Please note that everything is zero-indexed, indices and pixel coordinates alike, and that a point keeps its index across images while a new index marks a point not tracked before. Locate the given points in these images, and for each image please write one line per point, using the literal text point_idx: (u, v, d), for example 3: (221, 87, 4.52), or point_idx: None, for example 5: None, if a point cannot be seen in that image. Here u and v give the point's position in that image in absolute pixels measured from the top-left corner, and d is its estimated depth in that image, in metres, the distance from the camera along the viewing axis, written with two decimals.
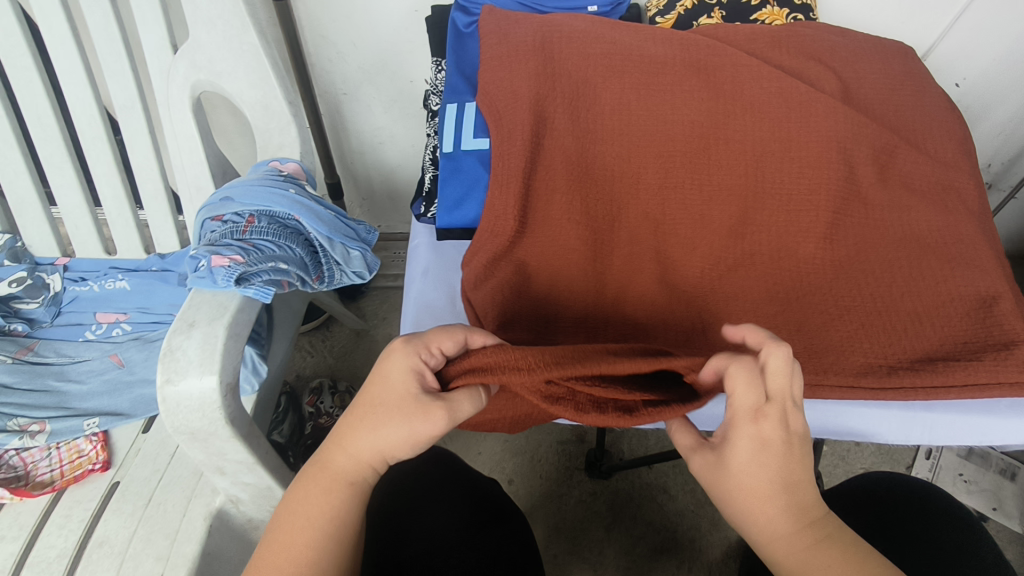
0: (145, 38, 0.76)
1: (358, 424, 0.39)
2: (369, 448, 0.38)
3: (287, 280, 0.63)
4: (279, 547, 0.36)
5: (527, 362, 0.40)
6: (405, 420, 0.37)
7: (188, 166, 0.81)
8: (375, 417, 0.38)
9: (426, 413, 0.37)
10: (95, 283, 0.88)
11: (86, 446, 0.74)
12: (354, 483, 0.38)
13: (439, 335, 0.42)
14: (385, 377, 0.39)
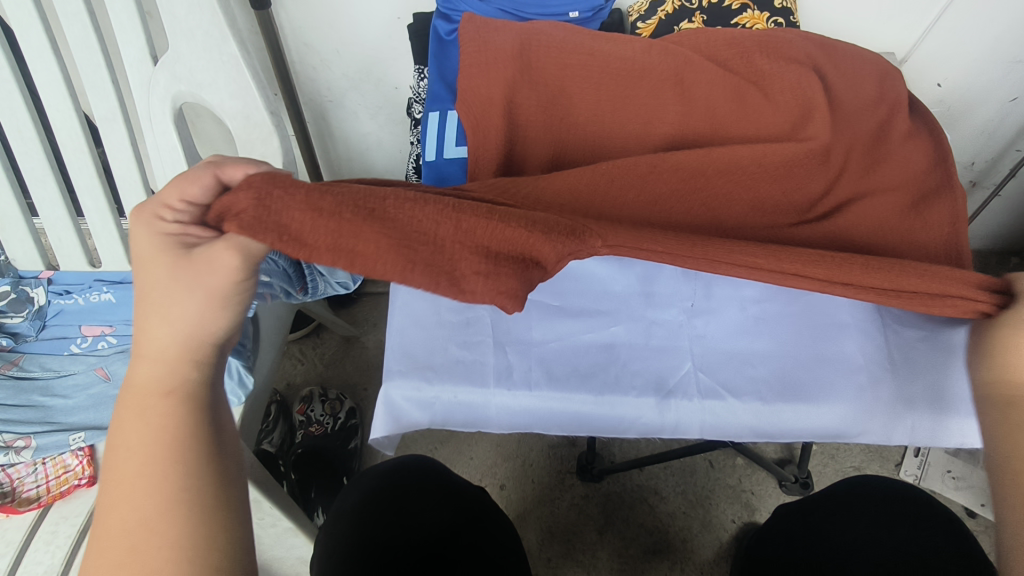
0: (124, 49, 0.75)
1: (151, 322, 0.38)
2: (171, 336, 0.38)
3: (270, 292, 0.63)
4: (119, 470, 0.36)
5: (314, 220, 0.38)
6: (183, 287, 0.38)
7: (171, 177, 0.81)
8: (161, 303, 0.38)
9: (207, 261, 0.37)
10: (79, 296, 0.88)
11: (72, 461, 0.72)
12: (173, 386, 0.37)
13: (173, 187, 0.41)
14: (145, 260, 0.39)
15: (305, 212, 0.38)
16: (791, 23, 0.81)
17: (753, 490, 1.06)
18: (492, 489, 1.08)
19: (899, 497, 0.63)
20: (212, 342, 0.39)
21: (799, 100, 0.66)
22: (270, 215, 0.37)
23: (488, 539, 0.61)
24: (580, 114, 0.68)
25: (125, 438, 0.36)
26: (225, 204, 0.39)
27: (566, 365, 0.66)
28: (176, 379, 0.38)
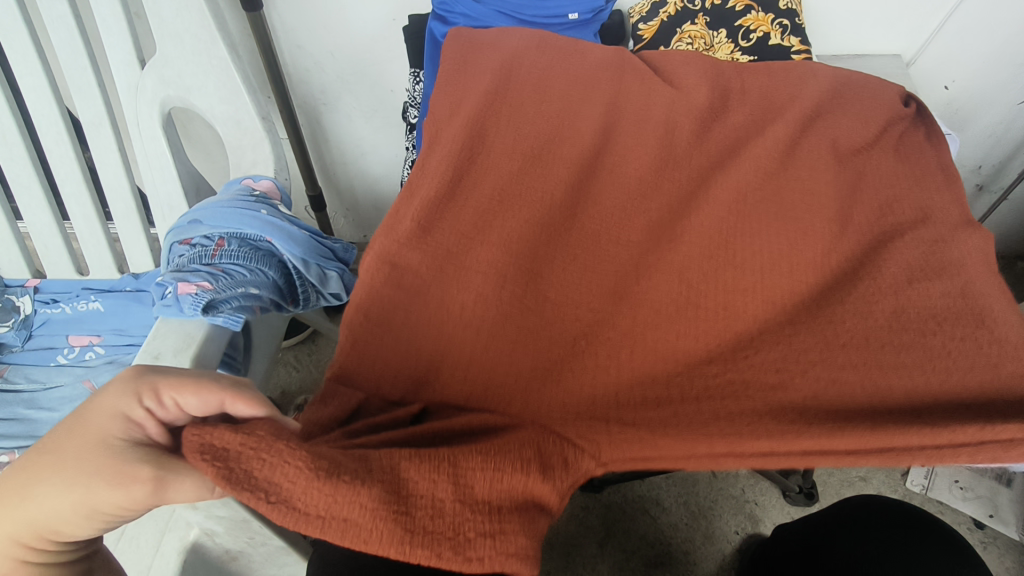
0: (110, 53, 0.73)
1: (24, 496, 0.35)
2: (37, 521, 0.35)
3: (260, 305, 0.60)
4: None
5: (311, 473, 0.35)
6: (81, 485, 0.34)
7: (159, 184, 0.79)
8: (51, 480, 0.35)
9: (123, 482, 0.34)
10: (67, 305, 0.86)
11: None
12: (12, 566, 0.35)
13: (177, 385, 0.39)
14: (82, 426, 0.36)
15: (298, 470, 0.35)
16: (797, 24, 0.79)
17: (757, 501, 1.04)
18: None
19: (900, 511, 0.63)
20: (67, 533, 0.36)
21: (785, 129, 0.68)
22: (264, 472, 0.35)
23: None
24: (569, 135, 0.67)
25: None
26: (220, 445, 0.35)
27: None
28: (11, 559, 0.35)
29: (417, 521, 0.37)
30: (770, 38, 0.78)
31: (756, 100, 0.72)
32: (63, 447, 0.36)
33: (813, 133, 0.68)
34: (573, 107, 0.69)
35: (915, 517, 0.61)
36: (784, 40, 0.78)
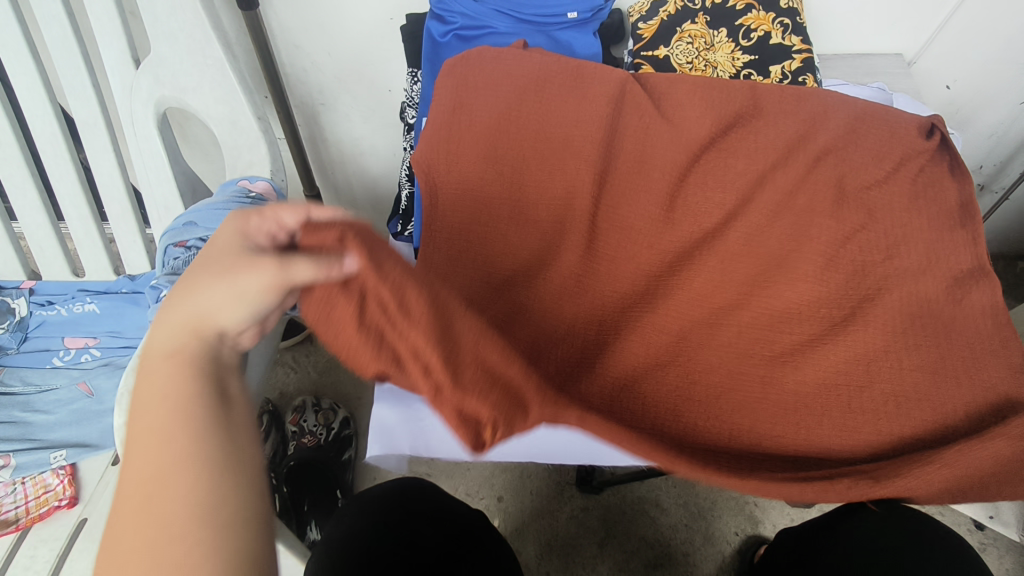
0: (105, 53, 0.72)
1: (183, 288, 0.38)
2: (196, 307, 0.37)
3: None
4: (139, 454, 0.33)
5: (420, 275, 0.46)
6: (227, 270, 0.38)
7: (155, 185, 0.78)
8: (202, 272, 0.38)
9: (253, 260, 0.38)
10: (62, 307, 0.85)
11: (52, 480, 0.71)
12: (181, 351, 0.36)
13: (278, 207, 0.42)
14: (211, 242, 0.40)
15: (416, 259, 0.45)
16: (799, 23, 0.77)
17: (757, 502, 1.04)
18: (488, 502, 1.05)
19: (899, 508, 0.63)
20: (220, 325, 0.38)
21: (786, 134, 0.67)
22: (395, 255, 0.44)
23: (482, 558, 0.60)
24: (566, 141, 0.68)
25: (137, 441, 0.33)
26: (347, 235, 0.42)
27: None
28: (178, 342, 0.37)
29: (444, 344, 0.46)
30: (771, 36, 0.77)
31: (765, 97, 0.69)
32: (204, 254, 0.39)
33: (814, 138, 0.67)
34: (571, 108, 0.68)
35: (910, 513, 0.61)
36: (786, 40, 0.77)
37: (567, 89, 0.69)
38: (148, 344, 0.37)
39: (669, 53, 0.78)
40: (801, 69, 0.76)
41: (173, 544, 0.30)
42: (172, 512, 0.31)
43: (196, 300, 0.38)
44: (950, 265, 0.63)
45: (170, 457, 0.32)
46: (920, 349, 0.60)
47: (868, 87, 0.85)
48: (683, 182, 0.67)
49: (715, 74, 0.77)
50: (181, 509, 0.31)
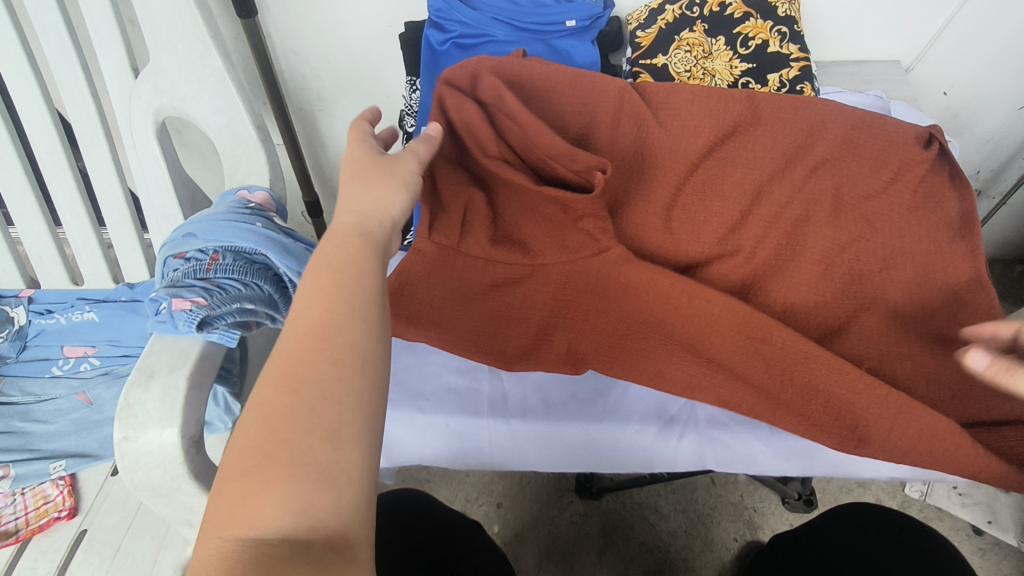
0: (103, 62, 0.72)
1: (356, 187, 0.45)
2: (372, 204, 0.45)
3: (255, 320, 0.60)
4: (318, 309, 0.37)
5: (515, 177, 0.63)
6: (384, 169, 0.47)
7: (154, 194, 0.78)
8: (361, 175, 0.47)
9: (398, 159, 0.50)
10: (61, 315, 0.84)
11: (52, 491, 0.72)
12: (365, 234, 0.42)
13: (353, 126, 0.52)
14: (349, 154, 0.49)
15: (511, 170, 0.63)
16: (797, 31, 0.78)
17: (756, 508, 1.04)
18: (487, 508, 1.05)
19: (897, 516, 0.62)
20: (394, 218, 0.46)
21: (784, 144, 0.67)
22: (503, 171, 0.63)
23: (476, 554, 0.60)
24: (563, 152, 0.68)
25: (327, 296, 0.37)
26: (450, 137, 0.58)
27: (563, 391, 0.66)
28: (367, 229, 0.43)
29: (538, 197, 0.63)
30: (769, 45, 0.77)
31: (765, 107, 0.69)
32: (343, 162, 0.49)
33: (811, 148, 0.67)
34: (569, 120, 0.69)
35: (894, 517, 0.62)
36: (783, 48, 0.77)
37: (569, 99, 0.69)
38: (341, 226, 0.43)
39: (668, 61, 0.78)
40: (799, 77, 0.76)
41: (336, 378, 0.35)
42: (337, 352, 0.36)
43: (370, 185, 0.45)
44: (947, 277, 0.64)
45: (340, 306, 0.37)
46: (908, 362, 0.62)
47: (865, 94, 0.85)
48: (680, 194, 0.67)
49: (714, 82, 0.77)
50: (344, 355, 0.36)
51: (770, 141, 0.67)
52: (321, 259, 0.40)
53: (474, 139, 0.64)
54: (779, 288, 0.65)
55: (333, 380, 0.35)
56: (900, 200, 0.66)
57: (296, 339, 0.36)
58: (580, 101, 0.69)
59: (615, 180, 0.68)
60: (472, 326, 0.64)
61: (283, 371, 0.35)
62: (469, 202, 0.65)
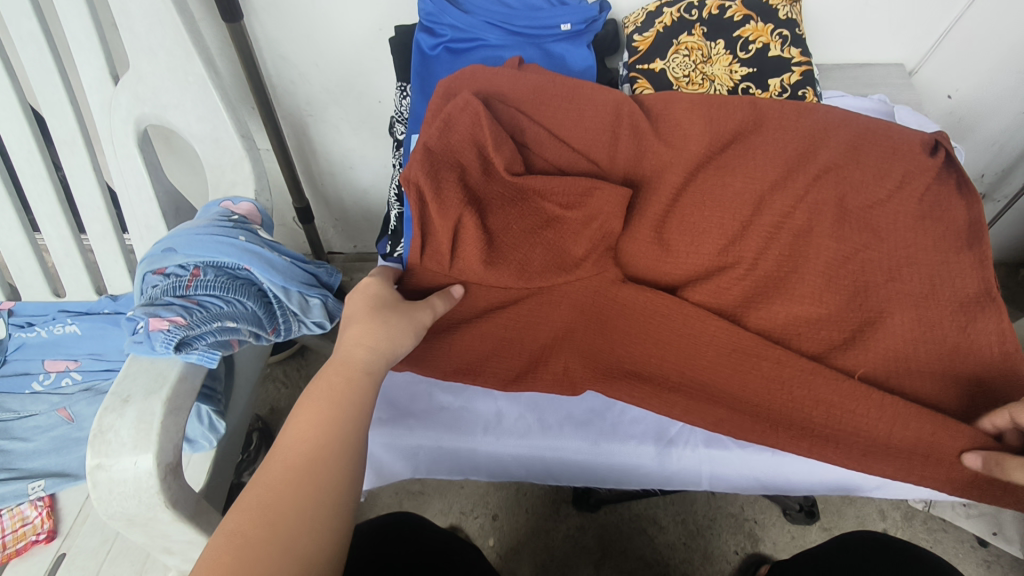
0: (82, 69, 0.70)
1: (370, 323, 0.51)
2: (382, 341, 0.50)
3: (237, 338, 0.58)
4: (306, 438, 0.42)
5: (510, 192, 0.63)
6: (401, 312, 0.54)
7: (136, 204, 0.75)
8: (375, 311, 0.52)
9: (417, 306, 0.56)
10: (42, 329, 0.81)
11: (30, 513, 0.69)
12: (369, 371, 0.48)
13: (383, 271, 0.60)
14: (365, 291, 0.55)
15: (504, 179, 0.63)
16: (798, 34, 0.75)
17: (756, 520, 1.02)
18: (483, 521, 1.03)
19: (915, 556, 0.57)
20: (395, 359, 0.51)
21: (786, 150, 0.65)
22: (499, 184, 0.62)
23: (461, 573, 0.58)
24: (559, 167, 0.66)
25: (317, 424, 0.43)
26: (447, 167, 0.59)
27: (558, 411, 0.63)
28: (370, 364, 0.49)
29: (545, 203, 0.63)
30: (770, 49, 0.75)
31: (766, 114, 0.66)
32: (357, 297, 0.54)
33: (813, 156, 0.65)
34: (564, 128, 0.66)
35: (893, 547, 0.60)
36: (785, 52, 0.75)
37: (564, 108, 0.67)
38: (349, 354, 0.48)
39: (666, 66, 0.76)
40: (801, 82, 0.74)
41: (309, 506, 0.39)
42: (317, 484, 0.40)
43: (387, 324, 0.51)
44: (954, 289, 0.62)
45: (333, 442, 0.43)
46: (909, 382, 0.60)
47: (868, 98, 0.83)
48: (677, 203, 0.65)
49: (713, 88, 0.75)
50: (326, 488, 0.40)
51: (770, 149, 0.65)
52: (320, 391, 0.45)
53: (464, 148, 0.62)
54: (783, 307, 0.63)
55: (312, 506, 0.39)
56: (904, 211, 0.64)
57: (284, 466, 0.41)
58: (575, 110, 0.67)
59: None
60: (467, 349, 0.63)
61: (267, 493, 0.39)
62: (459, 222, 0.58)
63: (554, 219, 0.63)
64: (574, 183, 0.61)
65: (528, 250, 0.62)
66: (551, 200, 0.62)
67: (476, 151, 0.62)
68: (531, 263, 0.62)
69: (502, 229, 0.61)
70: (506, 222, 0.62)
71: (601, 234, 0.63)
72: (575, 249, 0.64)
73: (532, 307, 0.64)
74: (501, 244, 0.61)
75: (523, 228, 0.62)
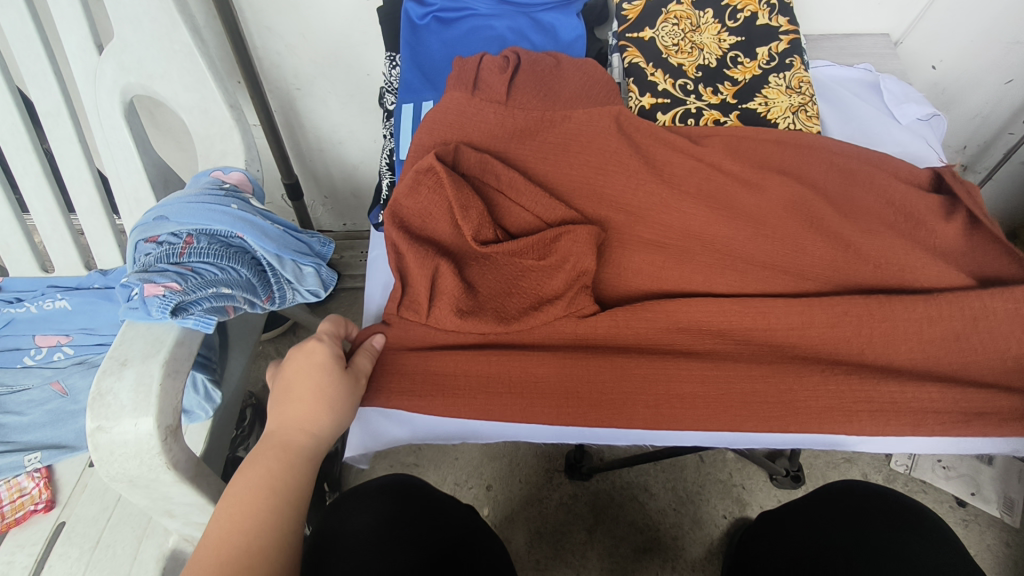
0: (65, 39, 0.69)
1: (316, 407, 0.49)
2: (324, 427, 0.49)
3: (233, 305, 0.58)
4: (236, 510, 0.43)
5: (480, 257, 0.63)
6: (348, 394, 0.53)
7: (125, 176, 0.74)
8: (329, 389, 0.51)
9: (357, 381, 0.54)
10: (32, 304, 0.80)
11: (28, 484, 0.70)
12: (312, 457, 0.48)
13: (326, 323, 0.57)
14: (310, 354, 0.52)
15: (469, 249, 0.63)
16: (785, 3, 0.77)
17: (744, 485, 1.05)
18: (477, 491, 1.05)
19: (905, 510, 0.59)
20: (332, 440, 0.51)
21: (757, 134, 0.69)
22: (467, 249, 0.63)
23: (441, 524, 0.58)
24: (538, 214, 0.64)
25: (255, 489, 0.44)
26: (405, 234, 0.61)
27: None
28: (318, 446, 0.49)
29: (520, 253, 0.62)
30: (758, 18, 0.76)
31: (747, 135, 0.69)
32: (303, 363, 0.51)
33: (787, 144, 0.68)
34: (547, 159, 0.66)
35: (863, 491, 0.63)
36: (773, 20, 0.76)
37: (542, 140, 0.66)
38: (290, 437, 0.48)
39: (655, 34, 0.75)
40: (789, 50, 0.75)
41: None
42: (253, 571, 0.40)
43: (335, 408, 0.51)
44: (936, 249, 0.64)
45: (275, 504, 0.44)
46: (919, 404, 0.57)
47: (854, 68, 0.84)
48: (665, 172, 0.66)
49: (702, 56, 0.75)
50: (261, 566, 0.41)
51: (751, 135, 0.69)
52: (251, 476, 0.45)
53: (436, 207, 0.62)
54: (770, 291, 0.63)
55: None
56: (867, 179, 0.67)
57: (211, 557, 0.40)
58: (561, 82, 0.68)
59: (598, 161, 0.66)
60: (450, 390, 0.60)
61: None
62: (436, 272, 0.59)
63: (528, 270, 0.63)
64: (541, 236, 0.62)
65: (504, 298, 0.62)
66: (523, 256, 0.62)
67: (447, 217, 0.62)
68: (507, 308, 0.62)
69: (480, 281, 0.62)
70: (482, 274, 0.62)
71: (577, 274, 0.62)
72: (549, 287, 0.62)
73: (514, 356, 0.60)
74: (479, 296, 0.62)
75: (499, 281, 0.63)
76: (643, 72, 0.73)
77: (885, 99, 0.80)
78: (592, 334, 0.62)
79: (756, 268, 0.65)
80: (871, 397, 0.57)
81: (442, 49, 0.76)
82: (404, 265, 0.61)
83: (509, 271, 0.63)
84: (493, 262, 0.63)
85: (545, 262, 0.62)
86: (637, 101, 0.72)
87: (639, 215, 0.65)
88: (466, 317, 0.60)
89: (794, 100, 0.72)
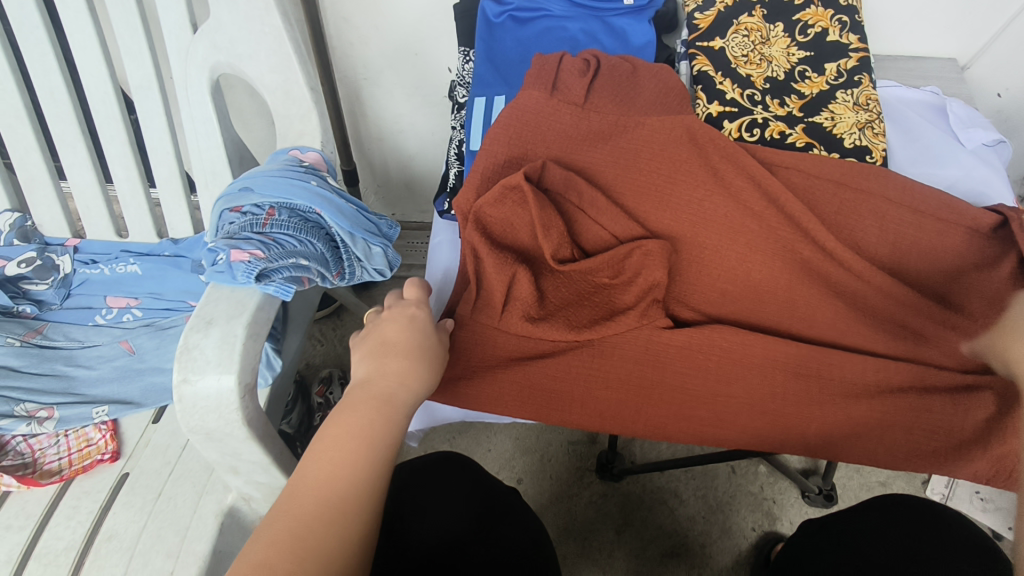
0: (163, 17, 0.73)
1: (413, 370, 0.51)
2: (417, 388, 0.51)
3: (307, 276, 0.61)
4: (334, 458, 0.44)
5: (558, 274, 0.65)
6: (436, 360, 0.54)
7: (204, 150, 0.78)
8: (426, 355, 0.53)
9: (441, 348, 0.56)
10: (106, 266, 0.86)
11: (95, 435, 0.73)
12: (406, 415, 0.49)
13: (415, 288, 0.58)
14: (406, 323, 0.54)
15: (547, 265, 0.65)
16: (857, 21, 0.77)
17: (775, 500, 1.04)
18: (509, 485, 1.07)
19: (951, 524, 0.59)
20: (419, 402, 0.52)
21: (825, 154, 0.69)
22: (544, 265, 0.65)
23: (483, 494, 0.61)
24: (615, 233, 0.66)
25: (349, 439, 0.45)
26: (484, 244, 0.62)
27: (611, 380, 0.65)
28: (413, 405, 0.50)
29: (591, 271, 0.65)
30: (828, 34, 0.77)
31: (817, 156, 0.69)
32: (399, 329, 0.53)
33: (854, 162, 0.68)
34: (614, 159, 0.68)
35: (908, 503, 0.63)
36: (843, 37, 0.77)
37: (611, 140, 0.68)
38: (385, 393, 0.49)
39: (725, 45, 0.76)
40: (857, 68, 0.75)
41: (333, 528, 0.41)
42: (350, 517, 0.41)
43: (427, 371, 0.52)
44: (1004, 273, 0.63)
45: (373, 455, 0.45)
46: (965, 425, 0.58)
47: (920, 90, 0.85)
48: (732, 179, 0.67)
49: (771, 68, 0.76)
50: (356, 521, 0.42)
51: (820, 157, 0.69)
52: (351, 419, 0.46)
53: (520, 219, 0.64)
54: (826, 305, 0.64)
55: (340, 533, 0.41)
56: (933, 200, 0.67)
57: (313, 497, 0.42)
58: (633, 87, 0.70)
59: (664, 163, 0.67)
60: (508, 395, 0.62)
61: (303, 520, 0.41)
62: (514, 278, 0.61)
63: (601, 287, 0.65)
64: (615, 253, 0.64)
65: (576, 309, 0.64)
66: (596, 275, 0.65)
67: (530, 229, 0.64)
68: (578, 318, 0.63)
69: (553, 291, 0.64)
70: (556, 285, 0.65)
71: (649, 286, 0.63)
72: (621, 301, 0.64)
73: (584, 362, 0.62)
74: (550, 305, 0.63)
75: (571, 293, 0.65)
76: (711, 80, 0.75)
77: (950, 124, 0.80)
78: (662, 349, 0.62)
79: (814, 277, 0.65)
80: (923, 411, 0.58)
81: (515, 46, 0.78)
82: (482, 269, 0.62)
83: (581, 283, 0.65)
84: (568, 278, 0.65)
85: (616, 281, 0.65)
86: (704, 108, 0.74)
87: (702, 220, 0.66)
88: (539, 323, 0.62)
89: (860, 117, 0.73)
